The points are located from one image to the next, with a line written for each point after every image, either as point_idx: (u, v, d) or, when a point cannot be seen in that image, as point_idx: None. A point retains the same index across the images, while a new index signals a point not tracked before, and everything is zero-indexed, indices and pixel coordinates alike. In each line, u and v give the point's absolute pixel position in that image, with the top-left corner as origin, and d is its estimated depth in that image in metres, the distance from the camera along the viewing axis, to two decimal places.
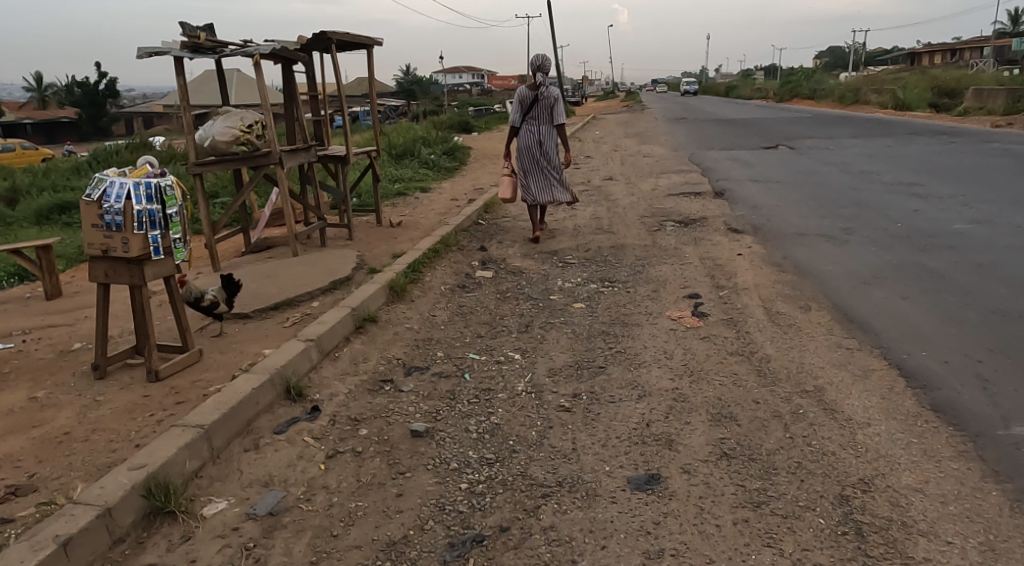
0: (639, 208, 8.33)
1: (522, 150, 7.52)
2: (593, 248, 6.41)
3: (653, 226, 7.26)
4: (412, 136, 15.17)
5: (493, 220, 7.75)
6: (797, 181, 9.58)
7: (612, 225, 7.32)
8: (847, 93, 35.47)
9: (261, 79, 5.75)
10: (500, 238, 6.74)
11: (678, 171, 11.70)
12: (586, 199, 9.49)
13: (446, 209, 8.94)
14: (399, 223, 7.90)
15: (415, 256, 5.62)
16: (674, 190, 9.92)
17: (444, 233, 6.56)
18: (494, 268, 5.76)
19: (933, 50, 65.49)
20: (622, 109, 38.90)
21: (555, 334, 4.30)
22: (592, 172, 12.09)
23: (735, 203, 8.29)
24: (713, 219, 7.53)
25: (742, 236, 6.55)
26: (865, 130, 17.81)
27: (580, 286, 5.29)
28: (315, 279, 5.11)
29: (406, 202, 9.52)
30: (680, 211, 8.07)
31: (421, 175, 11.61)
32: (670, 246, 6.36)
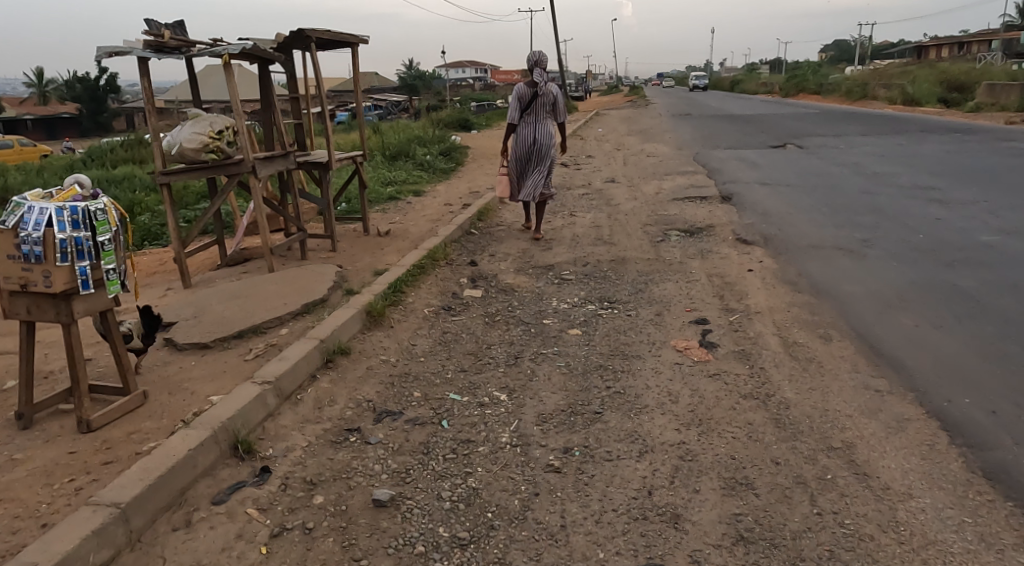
0: (642, 215, 7.87)
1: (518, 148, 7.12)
2: (592, 262, 5.96)
3: (656, 236, 6.81)
4: (408, 135, 14.73)
5: (487, 229, 7.31)
6: (809, 185, 9.11)
7: (613, 235, 6.87)
8: (854, 88, 34.92)
9: (232, 81, 5.33)
10: (493, 251, 6.30)
11: (683, 173, 11.23)
12: (586, 204, 9.04)
13: (438, 215, 8.50)
14: (388, 231, 7.47)
15: (398, 273, 5.19)
16: (679, 194, 9.46)
17: (433, 245, 6.12)
18: (484, 286, 5.33)
19: (941, 44, 64.75)
20: (626, 105, 38.36)
21: (547, 367, 3.87)
22: (593, 174, 11.62)
23: (743, 209, 7.83)
24: (721, 228, 7.07)
25: (752, 249, 6.09)
26: (875, 127, 17.30)
27: (576, 308, 4.86)
28: (286, 300, 4.69)
29: (398, 207, 9.08)
30: (685, 218, 7.62)
31: (415, 178, 11.16)
32: (675, 260, 5.91)
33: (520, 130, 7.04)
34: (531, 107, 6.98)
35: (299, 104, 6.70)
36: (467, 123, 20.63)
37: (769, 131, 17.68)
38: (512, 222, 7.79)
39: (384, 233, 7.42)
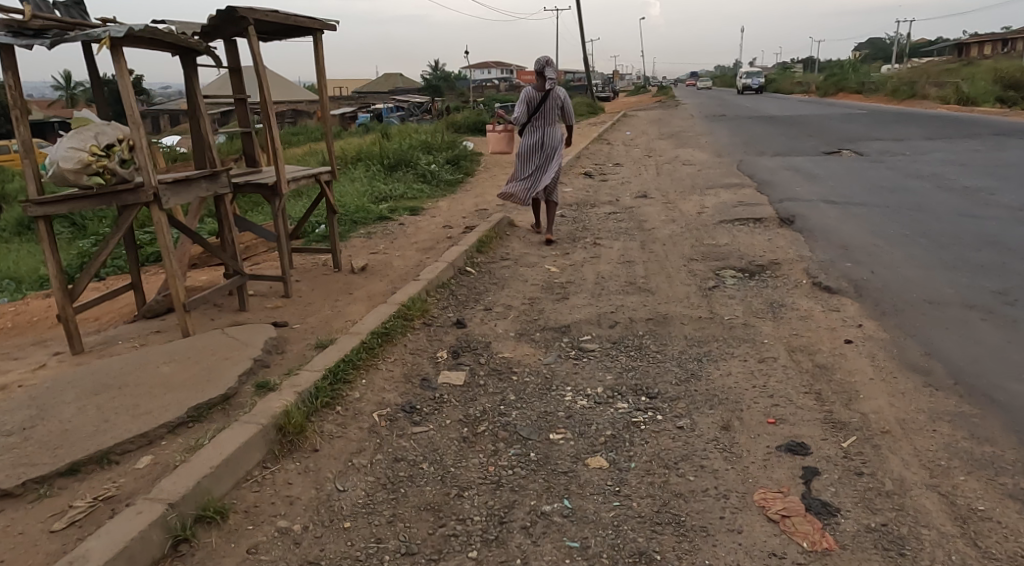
0: (686, 245, 6.28)
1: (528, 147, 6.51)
2: (623, 322, 4.39)
3: (707, 279, 5.22)
4: (415, 140, 13.27)
5: (489, 266, 5.78)
6: (890, 205, 7.44)
7: (651, 275, 5.29)
8: (901, 86, 32.77)
9: (124, 79, 3.87)
10: (491, 302, 4.77)
11: (728, 186, 9.61)
12: (613, 228, 7.47)
13: (432, 242, 6.99)
14: (364, 265, 5.96)
15: (346, 349, 3.66)
16: (725, 215, 7.83)
17: (409, 294, 4.61)
18: (471, 363, 3.79)
19: (986, 40, 61.98)
20: (656, 106, 36.69)
21: (551, 551, 2.30)
22: (622, 186, 10.04)
23: (814, 238, 6.19)
24: (790, 270, 5.45)
25: (842, 305, 4.47)
26: (937, 129, 15.49)
27: (600, 410, 3.29)
28: (174, 395, 3.20)
29: (387, 231, 7.57)
30: (742, 251, 6.01)
31: (415, 192, 9.67)
32: (737, 318, 4.32)
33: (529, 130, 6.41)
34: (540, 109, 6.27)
35: (244, 109, 5.24)
36: (486, 126, 19.12)
37: (816, 134, 15.96)
38: (521, 253, 6.25)
39: (360, 268, 5.92)
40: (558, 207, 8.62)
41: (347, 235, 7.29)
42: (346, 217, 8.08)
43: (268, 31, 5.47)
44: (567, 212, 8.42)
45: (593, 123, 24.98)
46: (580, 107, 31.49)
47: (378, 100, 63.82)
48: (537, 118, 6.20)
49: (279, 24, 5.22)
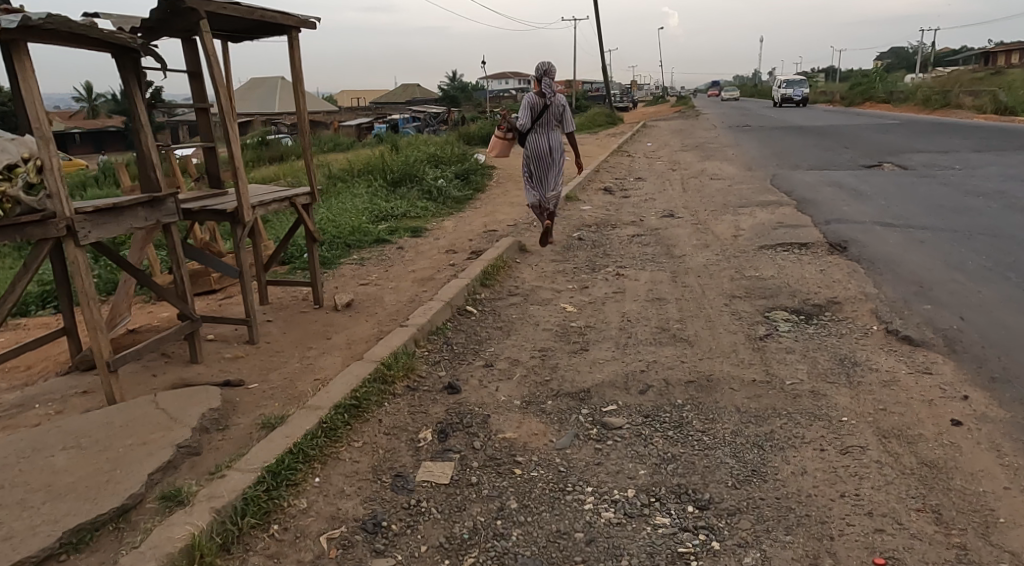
0: (726, 279, 5.40)
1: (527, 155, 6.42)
2: (658, 386, 3.52)
3: (757, 325, 4.33)
4: (425, 152, 12.53)
5: (497, 304, 4.94)
6: (957, 230, 6.53)
7: (689, 319, 4.42)
8: (933, 95, 31.70)
9: (28, 81, 3.04)
10: (494, 355, 3.92)
11: (764, 205, 8.72)
12: (638, 254, 6.62)
13: (432, 272, 6.15)
14: (350, 301, 5.13)
15: (298, 432, 2.81)
16: (764, 240, 6.95)
17: (392, 345, 3.77)
18: (462, 447, 2.93)
19: (1016, 49, 60.57)
20: (677, 116, 35.88)
21: None
22: (646, 204, 9.20)
23: (877, 273, 5.29)
24: (854, 314, 4.55)
25: (933, 366, 3.57)
26: (980, 142, 14.55)
27: (634, 529, 2.41)
28: (53, 504, 2.36)
29: (384, 257, 6.75)
30: (793, 286, 5.13)
31: (419, 211, 8.90)
32: (802, 382, 3.43)
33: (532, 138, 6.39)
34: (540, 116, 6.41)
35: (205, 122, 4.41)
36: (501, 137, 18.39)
37: (853, 146, 15.04)
38: (532, 286, 5.40)
39: (344, 305, 5.09)
40: (576, 229, 7.78)
41: (338, 262, 6.49)
42: (339, 239, 7.28)
43: (238, 27, 4.67)
44: (585, 234, 7.57)
45: (612, 133, 24.19)
46: (599, 117, 30.70)
47: (395, 110, 63.53)
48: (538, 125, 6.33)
49: (247, 20, 4.41)
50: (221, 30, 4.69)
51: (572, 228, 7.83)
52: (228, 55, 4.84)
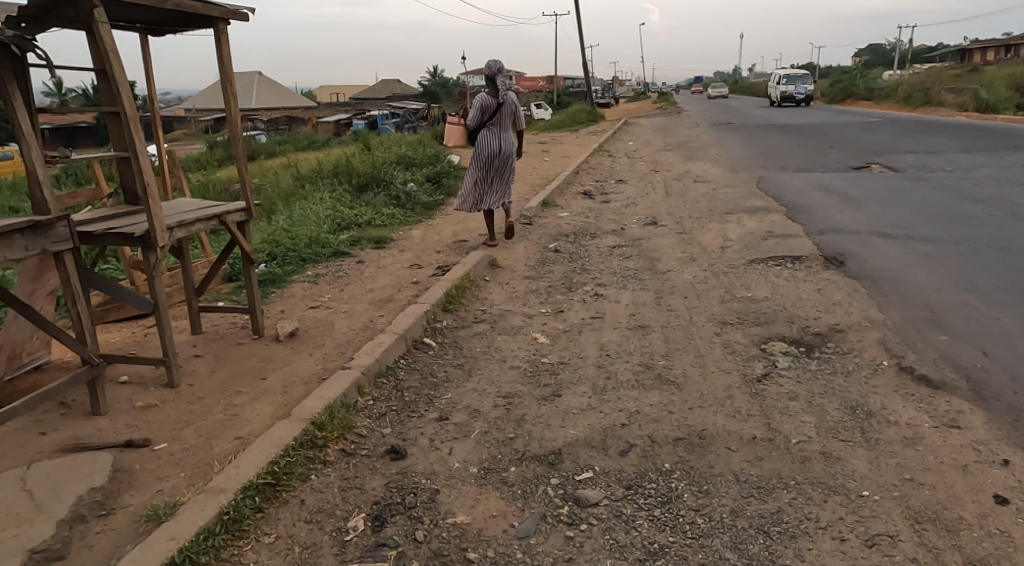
0: (716, 302, 4.88)
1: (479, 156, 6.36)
2: (641, 445, 2.97)
3: (753, 361, 3.81)
4: (396, 152, 11.93)
5: (460, 333, 4.37)
6: (960, 242, 6.06)
7: (676, 354, 3.89)
8: (915, 92, 31.58)
9: None
10: (451, 403, 3.36)
11: (751, 212, 8.22)
12: (619, 268, 6.11)
13: (391, 291, 5.56)
14: (294, 330, 4.55)
15: (191, 531, 2.24)
16: (753, 253, 6.44)
17: (328, 396, 3.19)
18: (401, 540, 2.37)
19: (992, 46, 61.04)
20: (659, 113, 35.43)
21: None
22: (627, 210, 8.70)
23: (881, 295, 4.80)
24: (861, 345, 4.04)
25: (961, 419, 3.06)
26: (969, 141, 14.16)
27: None
28: None
29: (341, 273, 6.16)
30: (790, 311, 4.62)
31: (384, 218, 8.32)
32: (809, 439, 2.92)
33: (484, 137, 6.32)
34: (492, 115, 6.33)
35: (115, 126, 3.82)
36: None
37: (839, 146, 14.65)
38: (501, 310, 4.84)
39: (288, 334, 4.50)
40: (552, 240, 7.23)
41: (290, 280, 5.90)
42: (293, 251, 6.68)
43: (155, 19, 4.06)
44: (562, 245, 7.03)
45: (593, 132, 23.72)
46: (580, 115, 30.19)
47: (374, 106, 62.67)
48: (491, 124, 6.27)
49: (162, 10, 3.80)
50: (137, 22, 4.08)
51: (548, 238, 7.29)
52: (148, 50, 4.23)
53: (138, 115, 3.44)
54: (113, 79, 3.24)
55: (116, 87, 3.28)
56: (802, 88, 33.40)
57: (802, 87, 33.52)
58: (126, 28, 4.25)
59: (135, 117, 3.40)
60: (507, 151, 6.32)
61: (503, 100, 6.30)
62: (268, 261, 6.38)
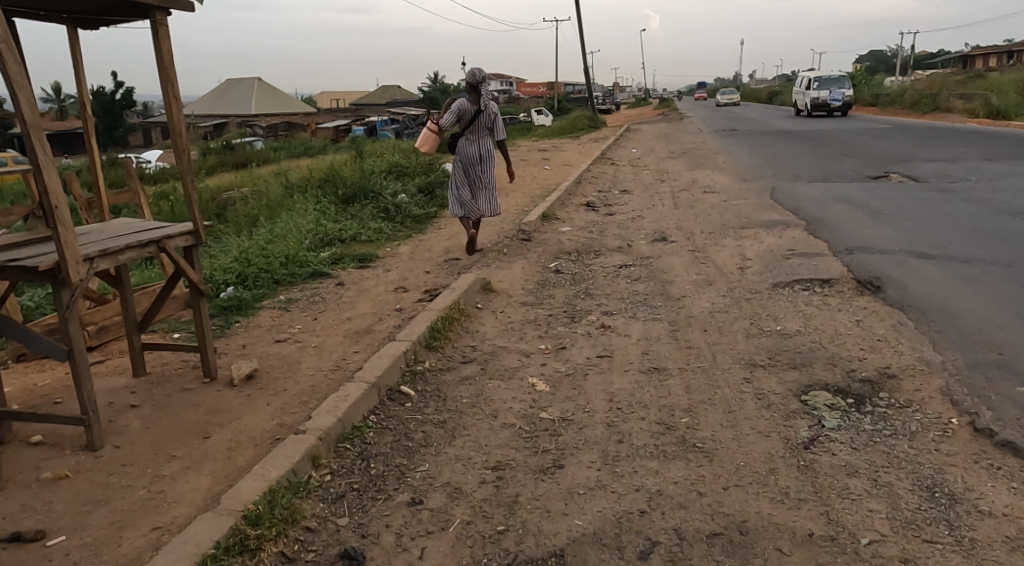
0: (741, 339, 4.25)
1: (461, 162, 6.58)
2: (666, 544, 2.32)
3: (793, 418, 3.17)
4: (388, 161, 11.32)
5: (445, 377, 3.73)
6: (1008, 263, 5.44)
7: (701, 408, 3.26)
8: (922, 98, 31.05)
9: None
10: (428, 478, 2.72)
11: (769, 227, 7.61)
12: (629, 292, 5.49)
13: (370, 321, 4.92)
14: (252, 371, 3.90)
15: None
16: (776, 275, 5.82)
17: (270, 475, 2.56)
18: None
19: (996, 52, 60.63)
20: (662, 119, 34.86)
21: None
22: (634, 225, 8.08)
23: (933, 332, 4.16)
24: (919, 396, 3.40)
25: None
26: (988, 149, 13.60)
27: None
28: None
29: (317, 298, 5.52)
30: (829, 350, 3.99)
31: (370, 233, 7.70)
32: (882, 539, 2.28)
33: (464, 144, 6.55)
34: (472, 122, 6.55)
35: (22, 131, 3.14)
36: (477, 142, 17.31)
37: (853, 154, 14.05)
38: (494, 346, 4.20)
39: (245, 378, 3.85)
40: (553, 259, 6.61)
41: (258, 306, 5.26)
42: (267, 271, 6.05)
43: (80, 8, 3.45)
44: (563, 265, 6.41)
45: (595, 138, 23.17)
46: (581, 120, 29.73)
47: (374, 112, 62.19)
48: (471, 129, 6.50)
49: None
50: (57, 11, 3.48)
51: (549, 256, 6.67)
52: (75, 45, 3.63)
53: (40, 119, 2.75)
54: (4, 69, 2.57)
55: (9, 86, 2.60)
56: (836, 96, 27.17)
57: (837, 95, 26.79)
58: (51, 19, 3.65)
59: (35, 124, 2.72)
60: (486, 158, 6.56)
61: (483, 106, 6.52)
62: (238, 282, 5.74)
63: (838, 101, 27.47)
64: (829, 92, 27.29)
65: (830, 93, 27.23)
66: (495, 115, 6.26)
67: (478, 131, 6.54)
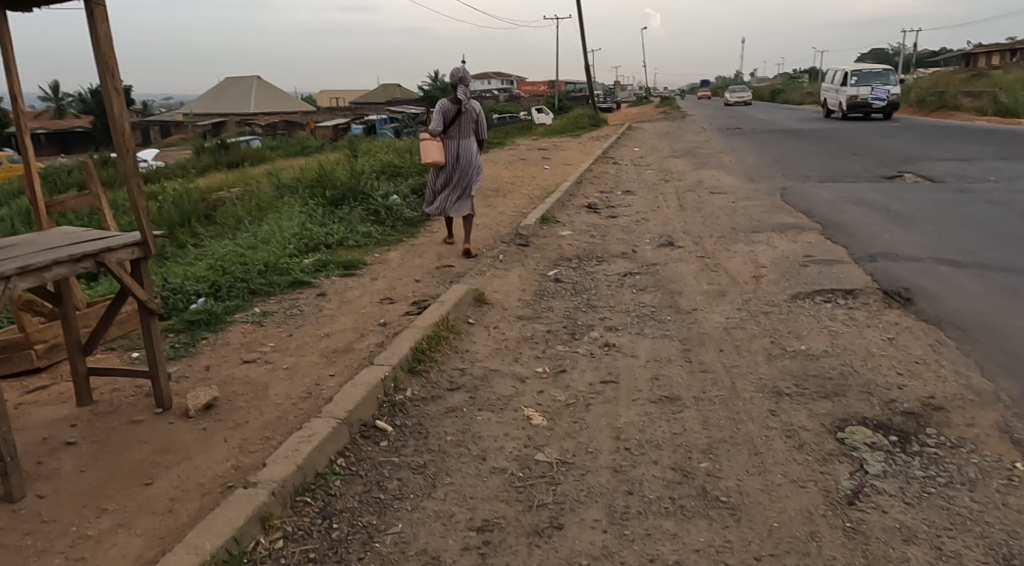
0: (760, 361, 3.80)
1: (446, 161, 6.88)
2: None
3: (831, 462, 2.72)
4: (381, 160, 10.89)
5: (429, 408, 3.29)
6: None
7: (723, 451, 2.81)
8: (928, 96, 30.57)
9: None
10: (400, 544, 2.28)
11: (781, 231, 7.17)
12: (634, 304, 5.04)
13: (350, 338, 4.47)
14: (212, 400, 3.46)
15: None
16: (793, 285, 5.38)
17: (206, 548, 2.13)
18: None
19: (1001, 50, 60.10)
20: (663, 118, 34.35)
21: None
22: (638, 228, 7.64)
23: (977, 355, 3.71)
24: (973, 434, 2.95)
25: None
26: (1004, 148, 13.14)
27: None
28: None
29: (295, 311, 5.08)
30: (862, 374, 3.54)
31: (358, 237, 7.26)
32: None
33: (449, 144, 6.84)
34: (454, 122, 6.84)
35: None
36: None
37: (864, 153, 13.59)
38: (486, 371, 3.75)
39: (203, 408, 3.41)
40: (552, 266, 6.17)
41: (229, 320, 4.81)
42: (243, 280, 5.60)
43: None
44: (563, 273, 5.96)
45: (597, 136, 22.78)
46: (582, 119, 29.26)
47: (374, 111, 61.71)
48: (452, 129, 6.83)
49: None
50: None
51: (547, 264, 6.23)
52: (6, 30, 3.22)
53: None
54: None
55: None
56: (877, 93, 21.99)
57: (878, 93, 21.78)
58: None
59: None
60: (470, 157, 6.86)
61: (465, 107, 6.80)
62: (210, 293, 5.30)
63: (880, 100, 22.31)
64: (870, 89, 22.24)
65: (870, 91, 22.16)
66: (477, 116, 6.54)
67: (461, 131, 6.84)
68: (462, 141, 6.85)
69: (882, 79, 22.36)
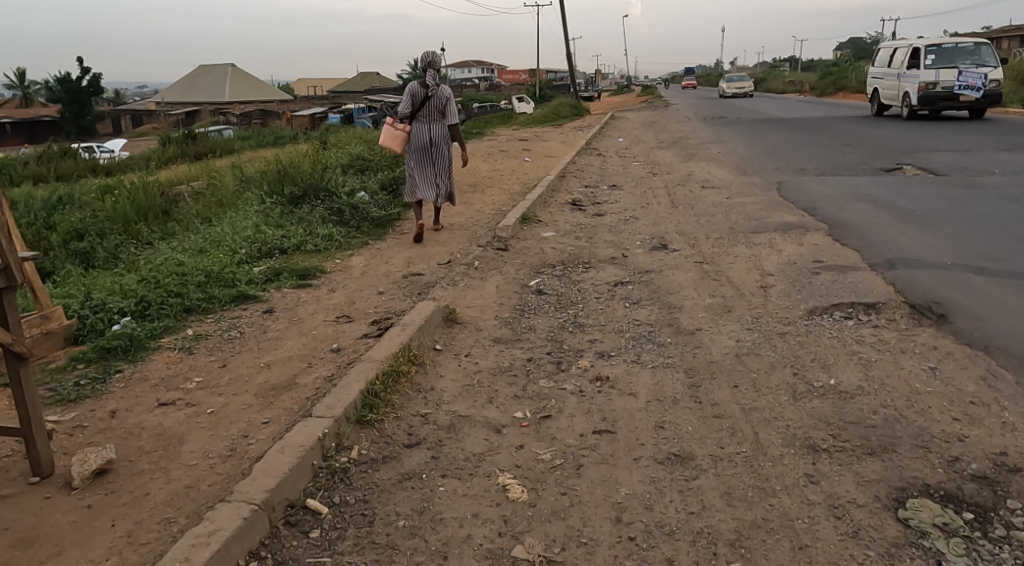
0: (784, 401, 3.16)
1: (415, 147, 6.66)
2: None
3: (899, 559, 2.09)
4: (350, 154, 10.14)
5: (378, 476, 2.60)
6: None
7: (756, 542, 2.16)
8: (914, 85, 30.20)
9: None
10: None
11: (784, 232, 6.56)
12: (627, 324, 4.38)
13: (294, 371, 3.76)
14: (108, 462, 2.75)
15: None
16: (806, 297, 4.75)
17: None
18: None
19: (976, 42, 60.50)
20: (647, 106, 33.65)
21: None
22: (627, 228, 6.99)
23: None
24: None
25: None
26: (1003, 138, 12.64)
27: None
28: None
29: (234, 332, 4.36)
30: (910, 420, 2.91)
31: (317, 240, 6.53)
32: None
33: (417, 130, 6.63)
34: (423, 107, 6.61)
35: None
36: None
37: (859, 144, 13.02)
38: (453, 418, 3.07)
39: (93, 475, 2.70)
40: (533, 274, 5.49)
41: (153, 346, 4.09)
42: (178, 295, 4.87)
43: None
44: (546, 284, 5.29)
45: (579, 126, 22.10)
46: (564, 109, 28.54)
47: (352, 100, 60.37)
48: (421, 114, 6.61)
49: None
50: None
51: (528, 272, 5.55)
52: None
53: None
54: None
55: None
56: (968, 78, 15.06)
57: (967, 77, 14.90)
58: None
59: None
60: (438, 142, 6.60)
61: (434, 92, 6.57)
62: (137, 312, 4.56)
63: (976, 87, 15.18)
64: (955, 72, 15.16)
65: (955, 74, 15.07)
66: (442, 99, 6.33)
67: (430, 116, 6.60)
68: (431, 126, 6.60)
69: (969, 61, 15.45)
